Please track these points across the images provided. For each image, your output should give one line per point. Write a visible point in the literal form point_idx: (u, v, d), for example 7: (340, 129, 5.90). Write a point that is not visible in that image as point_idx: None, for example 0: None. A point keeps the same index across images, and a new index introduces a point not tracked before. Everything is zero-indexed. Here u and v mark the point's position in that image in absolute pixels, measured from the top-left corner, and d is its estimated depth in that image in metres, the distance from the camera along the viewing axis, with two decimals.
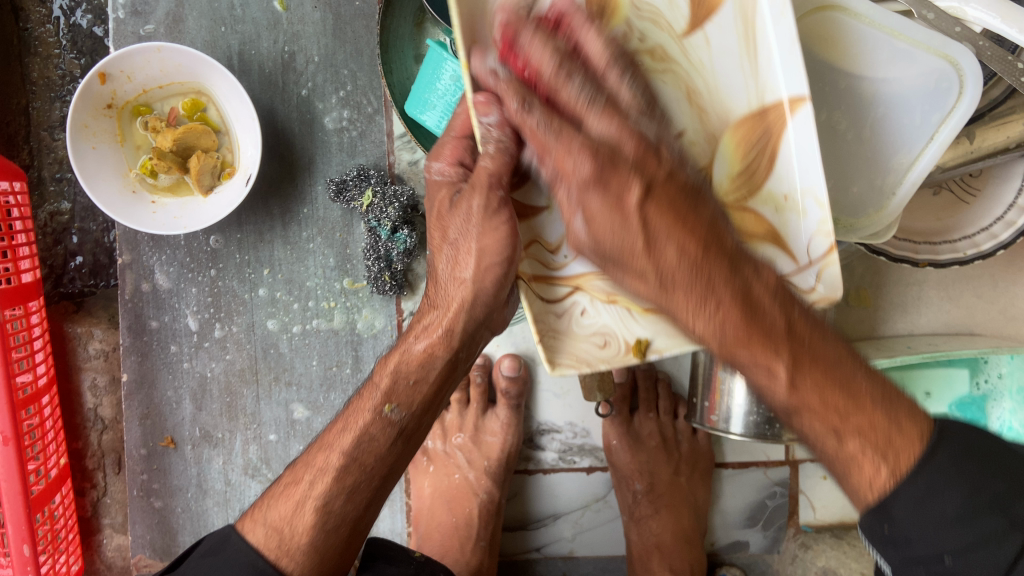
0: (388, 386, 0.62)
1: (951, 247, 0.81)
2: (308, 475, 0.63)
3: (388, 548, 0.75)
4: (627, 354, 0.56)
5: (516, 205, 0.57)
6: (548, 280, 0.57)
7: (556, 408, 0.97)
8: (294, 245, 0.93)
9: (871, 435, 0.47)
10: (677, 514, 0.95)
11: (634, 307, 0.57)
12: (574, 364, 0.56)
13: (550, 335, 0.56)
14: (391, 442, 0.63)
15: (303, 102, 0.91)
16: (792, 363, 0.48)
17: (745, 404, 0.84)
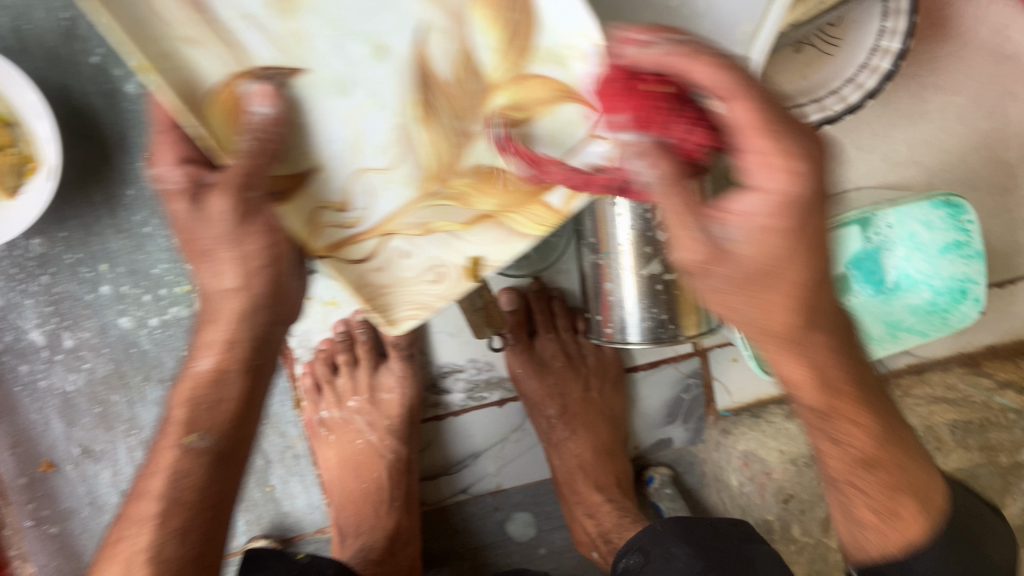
0: (185, 416, 0.57)
1: (817, 106, 0.77)
2: (128, 534, 0.56)
3: (265, 558, 0.74)
4: (461, 278, 0.58)
5: (282, 183, 0.52)
6: (349, 243, 0.55)
7: (453, 348, 0.90)
8: (128, 233, 0.83)
9: (897, 483, 0.57)
10: (593, 430, 0.93)
11: (452, 227, 0.56)
12: (413, 311, 0.60)
13: (379, 297, 0.59)
14: (209, 471, 0.57)
15: (96, 71, 0.78)
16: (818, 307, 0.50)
17: (637, 310, 0.80)
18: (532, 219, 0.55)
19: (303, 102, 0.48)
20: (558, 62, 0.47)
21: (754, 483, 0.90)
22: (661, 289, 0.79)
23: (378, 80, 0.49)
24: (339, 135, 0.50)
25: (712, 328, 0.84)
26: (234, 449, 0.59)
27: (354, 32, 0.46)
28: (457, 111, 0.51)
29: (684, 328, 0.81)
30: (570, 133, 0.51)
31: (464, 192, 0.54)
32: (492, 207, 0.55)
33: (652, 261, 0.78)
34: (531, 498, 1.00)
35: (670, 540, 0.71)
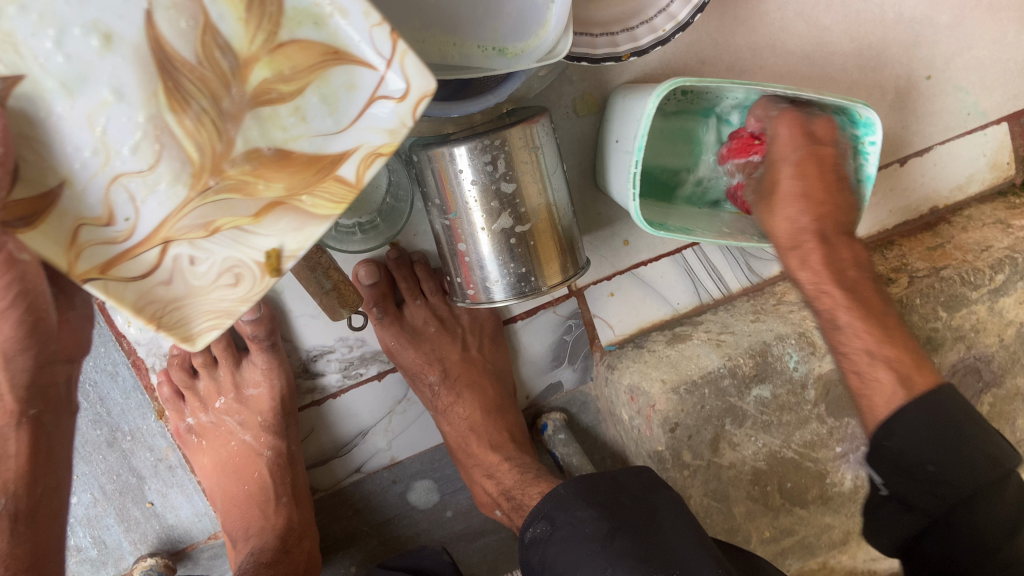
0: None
1: (649, 27, 0.73)
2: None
3: None
4: (264, 275, 0.50)
5: (22, 206, 0.46)
6: (122, 259, 0.49)
7: (318, 330, 0.86)
8: None
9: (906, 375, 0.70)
10: (480, 390, 0.90)
11: (241, 222, 0.50)
12: (213, 321, 0.52)
13: (170, 312, 0.50)
14: (11, 539, 0.56)
15: None
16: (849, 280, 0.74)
17: (497, 267, 0.77)
18: (328, 197, 0.49)
19: (25, 111, 0.44)
20: (315, 21, 0.46)
21: (641, 415, 0.89)
22: (515, 242, 0.76)
23: (115, 70, 0.45)
24: (83, 140, 0.46)
25: (577, 272, 0.82)
26: (32, 507, 0.58)
27: (74, 28, 0.43)
28: (213, 94, 0.47)
29: (547, 277, 0.79)
30: (350, 97, 0.48)
31: (245, 182, 0.49)
32: (281, 192, 0.49)
33: (501, 216, 0.75)
34: (429, 466, 0.98)
35: (573, 503, 0.66)
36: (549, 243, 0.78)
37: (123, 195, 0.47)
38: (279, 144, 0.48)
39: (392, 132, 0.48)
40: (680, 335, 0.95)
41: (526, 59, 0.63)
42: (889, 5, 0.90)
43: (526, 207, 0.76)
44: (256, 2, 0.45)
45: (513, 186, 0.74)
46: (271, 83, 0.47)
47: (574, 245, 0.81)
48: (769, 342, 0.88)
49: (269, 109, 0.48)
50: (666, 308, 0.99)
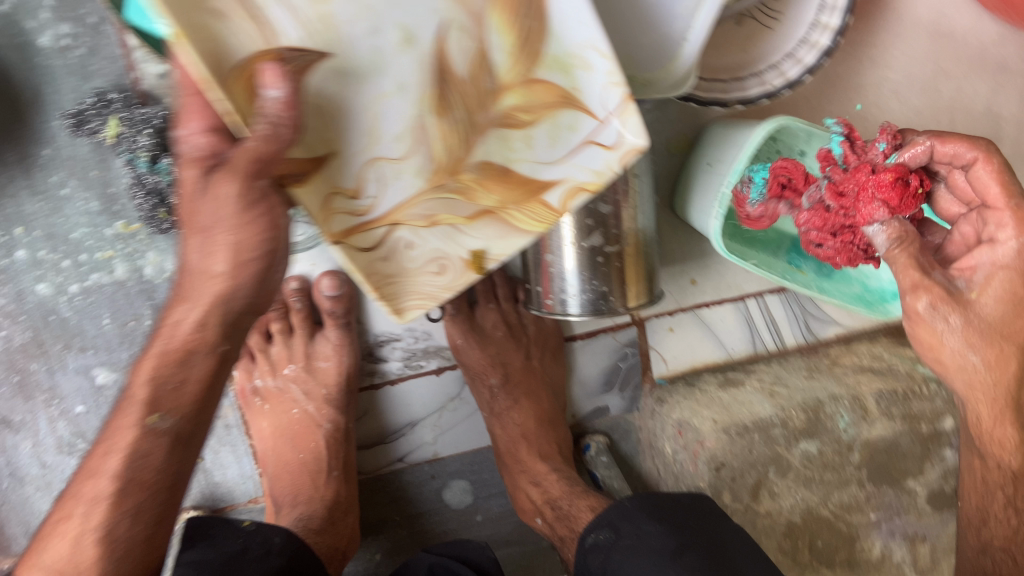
0: (150, 391, 0.52)
1: (759, 81, 0.80)
2: (81, 508, 0.52)
3: (209, 528, 0.64)
4: (467, 270, 0.57)
5: (300, 164, 0.48)
6: (363, 229, 0.53)
7: (390, 317, 0.89)
8: (45, 195, 0.79)
9: None
10: (536, 399, 0.93)
11: (457, 221, 0.56)
12: (420, 301, 0.58)
13: (387, 284, 0.56)
14: (170, 452, 0.53)
15: (7, 23, 0.74)
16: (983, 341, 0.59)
17: (578, 282, 0.80)
18: (532, 217, 0.55)
19: (321, 89, 0.47)
20: (564, 69, 0.51)
21: (687, 450, 0.91)
22: (602, 260, 0.79)
23: (399, 67, 0.49)
24: (363, 121, 0.50)
25: (652, 299, 0.84)
26: (197, 430, 0.55)
27: (383, 19, 0.47)
28: (470, 108, 0.52)
29: (625, 300, 0.81)
30: (569, 137, 0.53)
31: (470, 187, 0.54)
32: (494, 203, 0.55)
33: (594, 233, 0.77)
34: (468, 467, 1.00)
35: (637, 515, 0.70)
36: (633, 266, 0.81)
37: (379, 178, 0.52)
38: (502, 159, 0.54)
39: (599, 174, 0.53)
40: (734, 380, 0.98)
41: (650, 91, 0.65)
42: (982, 96, 0.93)
43: (619, 229, 0.78)
44: (525, 39, 0.51)
45: (610, 207, 0.76)
46: (513, 110, 0.53)
47: (653, 274, 0.83)
48: (823, 401, 0.93)
49: (506, 131, 0.53)
50: (720, 351, 1.00)
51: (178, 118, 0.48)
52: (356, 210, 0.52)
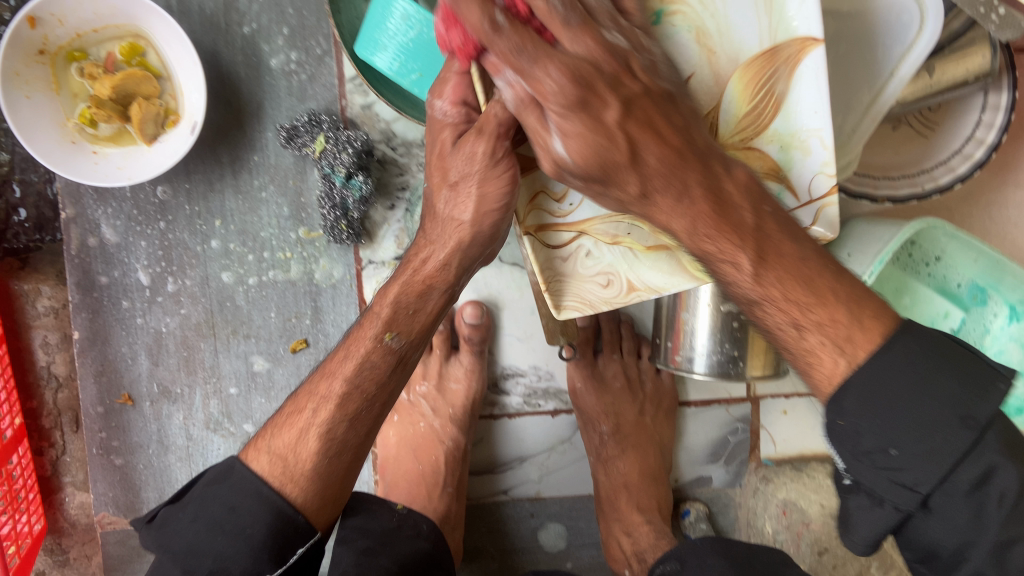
0: (388, 315, 0.64)
1: (908, 180, 0.87)
2: (313, 403, 0.65)
3: (369, 502, 0.75)
4: (627, 295, 0.57)
5: (521, 158, 0.57)
6: (552, 227, 0.57)
7: (520, 352, 0.95)
8: (245, 195, 0.90)
9: (829, 331, 0.52)
10: (642, 453, 0.94)
11: (636, 247, 0.57)
12: (579, 305, 0.57)
13: (556, 280, 0.57)
14: (391, 369, 0.66)
15: (247, 44, 0.87)
16: (758, 260, 0.52)
17: (708, 344, 0.85)
18: (703, 264, 0.56)
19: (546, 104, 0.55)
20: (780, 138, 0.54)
21: None
22: (736, 326, 0.83)
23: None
24: None
25: (777, 373, 0.87)
26: (412, 357, 0.67)
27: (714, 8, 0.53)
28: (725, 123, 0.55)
29: (751, 367, 0.85)
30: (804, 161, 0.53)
31: (656, 218, 0.56)
32: (675, 242, 0.56)
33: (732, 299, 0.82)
34: (566, 512, 1.02)
35: (705, 551, 0.73)
36: (763, 337, 0.85)
37: None
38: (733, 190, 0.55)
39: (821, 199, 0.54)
40: None
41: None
42: None
43: None
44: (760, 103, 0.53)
45: None
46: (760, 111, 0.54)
47: (782, 348, 0.87)
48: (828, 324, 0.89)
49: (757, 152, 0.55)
50: None
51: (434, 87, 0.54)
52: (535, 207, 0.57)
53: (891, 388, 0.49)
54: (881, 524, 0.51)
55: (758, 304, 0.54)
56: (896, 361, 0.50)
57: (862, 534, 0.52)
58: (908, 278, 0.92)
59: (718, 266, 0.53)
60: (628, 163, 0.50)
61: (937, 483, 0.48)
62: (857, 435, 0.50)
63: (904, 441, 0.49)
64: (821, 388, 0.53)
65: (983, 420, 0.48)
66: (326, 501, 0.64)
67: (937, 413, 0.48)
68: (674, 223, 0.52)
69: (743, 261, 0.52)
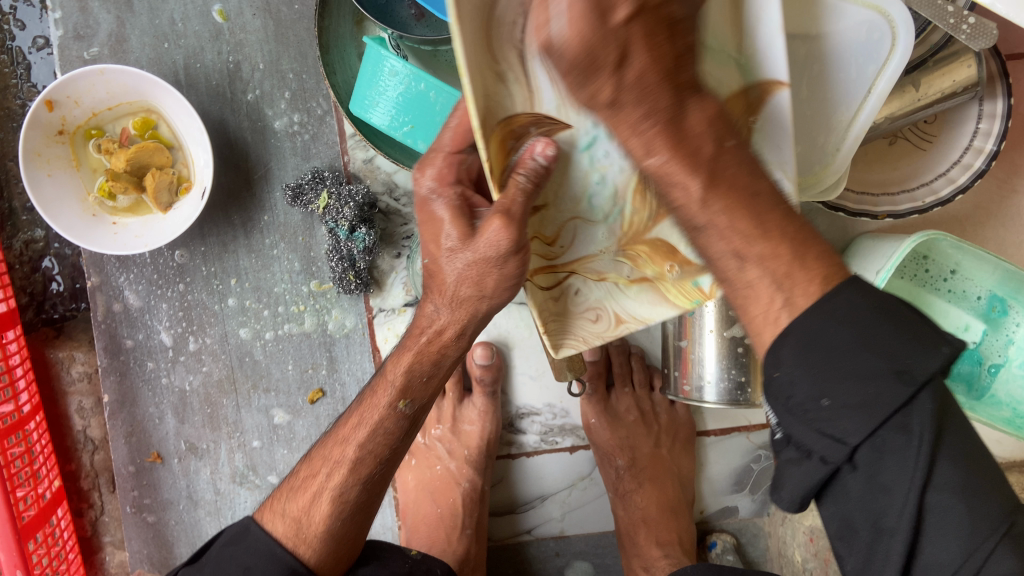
0: (402, 381, 0.65)
1: (909, 196, 0.86)
2: (325, 468, 0.66)
3: (383, 549, 0.76)
4: (616, 328, 0.62)
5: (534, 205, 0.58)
6: (550, 270, 0.61)
7: (532, 391, 0.96)
8: (258, 253, 0.94)
9: (771, 264, 0.48)
10: (661, 487, 0.94)
11: (621, 281, 0.62)
12: (576, 343, 0.62)
13: (554, 322, 0.61)
14: (404, 433, 0.66)
15: (252, 110, 0.91)
16: (708, 181, 0.47)
17: (716, 372, 0.84)
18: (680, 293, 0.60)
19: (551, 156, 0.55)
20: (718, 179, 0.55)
21: (818, 558, 0.90)
22: (742, 351, 0.83)
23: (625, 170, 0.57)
24: (579, 181, 0.58)
25: None
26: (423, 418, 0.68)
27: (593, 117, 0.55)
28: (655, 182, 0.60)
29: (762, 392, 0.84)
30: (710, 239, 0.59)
31: (642, 256, 0.61)
32: (655, 273, 0.61)
33: (735, 324, 0.83)
34: (593, 549, 1.01)
35: (695, 572, 0.80)
36: None
37: (577, 228, 0.60)
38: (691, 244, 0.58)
39: (713, 287, 0.58)
40: None
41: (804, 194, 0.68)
42: None
43: None
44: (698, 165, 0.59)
45: None
46: (691, 192, 0.60)
47: None
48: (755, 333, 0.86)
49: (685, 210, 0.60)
50: None
51: (421, 164, 0.60)
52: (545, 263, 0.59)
53: (829, 345, 0.45)
54: (808, 478, 0.47)
55: (703, 231, 0.49)
56: (842, 310, 0.45)
57: (790, 490, 0.48)
58: (925, 293, 0.90)
59: (667, 187, 0.49)
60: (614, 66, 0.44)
61: (868, 433, 0.44)
62: (792, 386, 0.46)
63: (838, 390, 0.44)
64: (760, 329, 0.49)
65: (921, 378, 0.43)
66: (336, 562, 0.65)
67: (877, 365, 0.44)
68: (632, 140, 0.47)
69: (693, 186, 0.47)
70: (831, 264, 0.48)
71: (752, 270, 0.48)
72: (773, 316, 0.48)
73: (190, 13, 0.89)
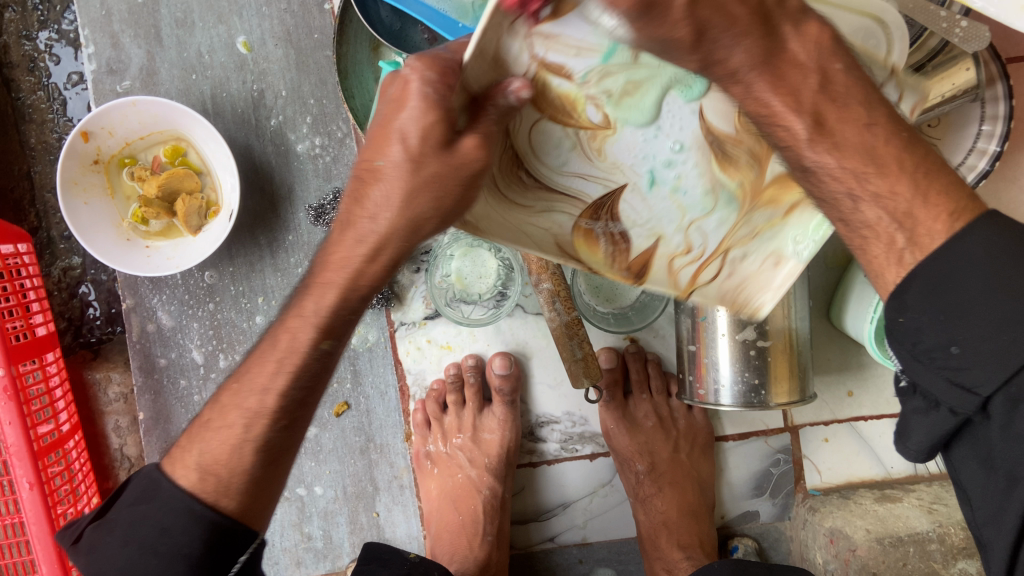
0: (323, 321, 0.60)
1: None
2: (241, 418, 0.62)
3: (382, 552, 0.81)
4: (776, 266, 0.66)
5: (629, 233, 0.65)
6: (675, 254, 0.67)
7: (551, 399, 0.99)
8: (284, 271, 0.97)
9: (888, 204, 0.48)
10: (680, 491, 0.95)
11: (738, 230, 0.66)
12: (770, 295, 0.68)
13: (730, 294, 0.70)
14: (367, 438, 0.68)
15: (276, 135, 0.96)
16: (814, 124, 0.48)
17: (730, 374, 0.86)
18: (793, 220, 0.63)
19: (632, 211, 0.63)
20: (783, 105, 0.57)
21: (839, 559, 0.91)
22: (754, 353, 0.85)
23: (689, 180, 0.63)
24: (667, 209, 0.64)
25: (805, 400, 0.87)
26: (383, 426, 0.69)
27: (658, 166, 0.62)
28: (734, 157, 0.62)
29: (775, 394, 0.86)
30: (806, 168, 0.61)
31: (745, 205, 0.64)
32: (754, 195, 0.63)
33: (747, 328, 0.84)
34: (615, 556, 1.02)
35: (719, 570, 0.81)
36: (783, 362, 0.86)
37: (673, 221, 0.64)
38: (780, 158, 0.62)
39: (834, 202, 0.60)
40: (890, 496, 0.96)
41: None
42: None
43: (771, 326, 0.85)
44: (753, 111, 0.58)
45: None
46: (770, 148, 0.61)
47: (805, 372, 0.88)
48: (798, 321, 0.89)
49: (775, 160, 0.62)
50: (878, 468, 1.00)
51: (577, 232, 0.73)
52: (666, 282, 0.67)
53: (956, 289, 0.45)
54: (937, 430, 0.48)
55: (812, 171, 0.51)
56: (974, 249, 0.45)
57: (917, 440, 0.50)
58: None
59: (772, 131, 0.50)
60: (690, 42, 0.45)
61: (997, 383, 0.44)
62: (917, 334, 0.46)
63: (967, 339, 0.44)
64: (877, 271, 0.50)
65: None
66: (257, 514, 0.63)
67: (1011, 307, 0.43)
68: (733, 88, 0.49)
69: (797, 127, 0.49)
70: (961, 199, 0.47)
71: (870, 209, 0.49)
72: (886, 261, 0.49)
73: (216, 45, 0.94)
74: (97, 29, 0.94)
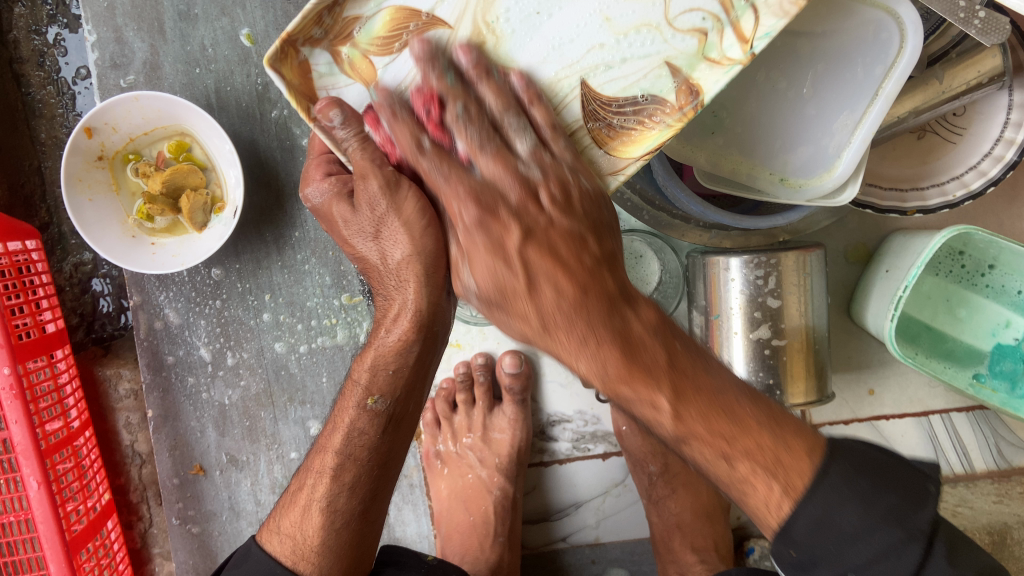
0: (368, 379, 0.68)
1: (939, 191, 0.84)
2: (311, 479, 0.71)
3: (401, 555, 0.80)
4: None
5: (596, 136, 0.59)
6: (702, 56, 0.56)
7: (563, 398, 0.97)
8: (291, 268, 0.96)
9: (758, 457, 0.54)
10: (695, 492, 0.92)
11: None
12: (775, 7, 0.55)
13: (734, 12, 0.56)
14: (381, 431, 0.69)
15: (282, 131, 0.94)
16: (675, 396, 0.55)
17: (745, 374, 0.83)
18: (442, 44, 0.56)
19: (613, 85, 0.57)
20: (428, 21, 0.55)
21: None
22: (769, 353, 0.82)
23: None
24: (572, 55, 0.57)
25: (823, 399, 0.85)
26: (404, 414, 0.71)
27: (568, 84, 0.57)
28: None
29: (792, 395, 0.83)
30: None
31: None
32: None
33: (761, 326, 0.82)
34: (628, 557, 0.99)
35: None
36: (802, 362, 0.83)
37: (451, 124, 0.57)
38: None
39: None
40: None
41: (803, 194, 0.72)
42: None
43: (786, 324, 0.82)
44: (391, 41, 0.55)
45: (779, 303, 0.81)
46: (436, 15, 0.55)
47: (823, 371, 0.85)
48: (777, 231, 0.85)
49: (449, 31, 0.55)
50: None
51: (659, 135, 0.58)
52: (777, 17, 0.55)
53: (838, 526, 0.51)
54: None
55: (685, 441, 0.56)
56: (836, 486, 0.51)
57: None
58: (961, 289, 0.89)
59: (640, 409, 0.57)
60: (524, 295, 0.57)
61: None
62: (814, 564, 0.52)
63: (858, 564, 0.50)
64: (764, 519, 0.54)
65: (921, 527, 0.50)
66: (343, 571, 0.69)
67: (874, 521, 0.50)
68: (582, 364, 0.57)
69: (660, 401, 0.55)
70: (811, 440, 0.55)
71: (742, 465, 0.54)
72: (776, 503, 0.53)
73: (220, 38, 0.92)
74: (101, 22, 0.93)
